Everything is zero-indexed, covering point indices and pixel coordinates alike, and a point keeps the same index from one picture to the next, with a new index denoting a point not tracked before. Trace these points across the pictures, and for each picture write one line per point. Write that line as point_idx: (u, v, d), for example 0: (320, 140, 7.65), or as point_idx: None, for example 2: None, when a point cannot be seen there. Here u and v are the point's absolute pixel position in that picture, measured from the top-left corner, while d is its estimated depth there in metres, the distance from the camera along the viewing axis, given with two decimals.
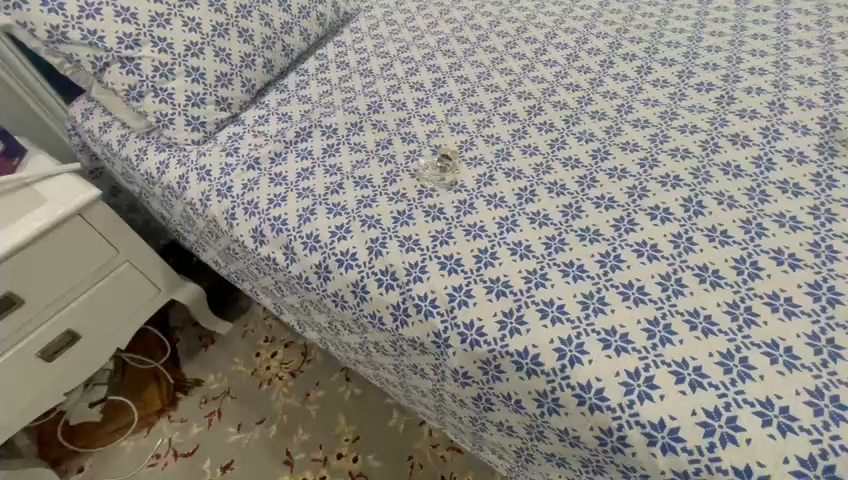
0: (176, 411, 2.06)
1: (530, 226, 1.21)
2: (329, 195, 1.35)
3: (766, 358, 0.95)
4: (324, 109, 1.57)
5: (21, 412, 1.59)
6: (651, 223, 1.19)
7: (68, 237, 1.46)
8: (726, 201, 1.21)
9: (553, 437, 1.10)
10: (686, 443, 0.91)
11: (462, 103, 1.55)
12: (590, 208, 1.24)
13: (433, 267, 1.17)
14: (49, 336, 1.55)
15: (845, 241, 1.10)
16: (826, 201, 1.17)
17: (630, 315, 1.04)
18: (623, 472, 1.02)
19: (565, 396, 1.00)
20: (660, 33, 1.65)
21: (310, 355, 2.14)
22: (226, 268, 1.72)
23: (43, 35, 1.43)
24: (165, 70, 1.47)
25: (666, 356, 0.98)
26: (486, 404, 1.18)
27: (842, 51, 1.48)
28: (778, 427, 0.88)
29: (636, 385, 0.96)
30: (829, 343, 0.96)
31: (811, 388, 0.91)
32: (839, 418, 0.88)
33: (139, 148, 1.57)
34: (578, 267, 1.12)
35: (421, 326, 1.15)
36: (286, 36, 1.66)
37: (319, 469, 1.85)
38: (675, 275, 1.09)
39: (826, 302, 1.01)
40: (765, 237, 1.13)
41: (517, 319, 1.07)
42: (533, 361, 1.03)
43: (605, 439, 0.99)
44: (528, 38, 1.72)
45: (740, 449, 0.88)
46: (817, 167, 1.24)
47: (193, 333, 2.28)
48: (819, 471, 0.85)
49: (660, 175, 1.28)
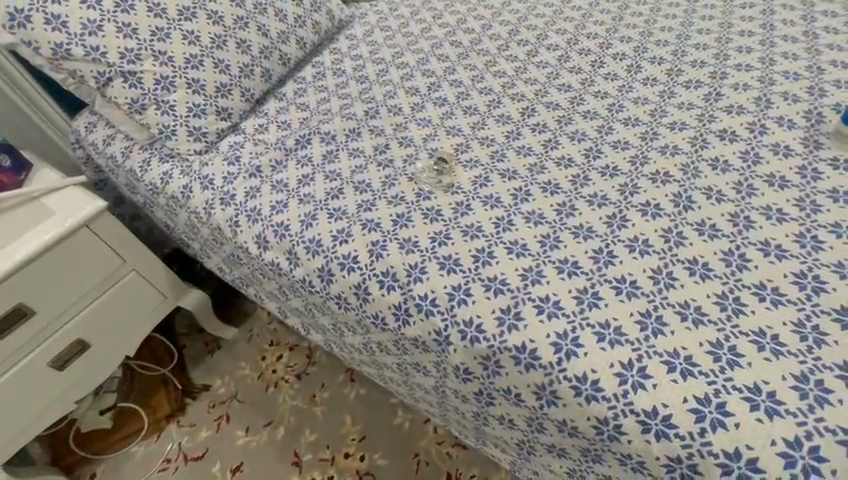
0: (184, 417, 1.94)
1: (526, 225, 1.16)
2: (328, 201, 1.29)
3: (754, 345, 0.92)
4: (322, 116, 1.51)
5: (27, 429, 1.53)
6: (644, 219, 1.13)
7: (71, 248, 1.40)
8: (717, 193, 1.15)
9: (552, 429, 1.04)
10: (678, 429, 0.87)
11: (456, 105, 1.48)
12: (585, 206, 1.18)
13: (434, 267, 1.12)
14: (55, 351, 1.50)
15: (830, 231, 1.05)
16: (812, 193, 1.12)
17: (623, 308, 1.00)
18: (620, 460, 0.96)
19: (561, 388, 0.96)
20: (650, 32, 1.56)
21: (315, 357, 2.02)
22: (238, 280, 1.62)
23: (48, 53, 1.39)
24: (167, 83, 1.43)
25: (658, 345, 0.94)
26: (488, 399, 1.12)
27: (827, 46, 1.40)
28: (766, 411, 0.85)
29: (629, 374, 0.92)
30: (814, 329, 0.92)
31: (796, 374, 0.88)
32: (825, 402, 0.84)
33: (143, 160, 1.51)
34: (573, 264, 1.08)
35: (421, 325, 1.10)
36: (283, 46, 1.61)
37: (327, 469, 1.75)
38: (666, 269, 1.04)
39: (811, 291, 0.97)
40: (752, 229, 1.08)
41: (516, 316, 1.02)
42: (530, 355, 0.99)
43: (602, 428, 0.94)
44: (521, 40, 1.63)
45: (729, 433, 0.85)
46: (802, 160, 1.18)
47: (199, 338, 2.14)
48: (805, 453, 0.81)
49: (652, 171, 1.22)
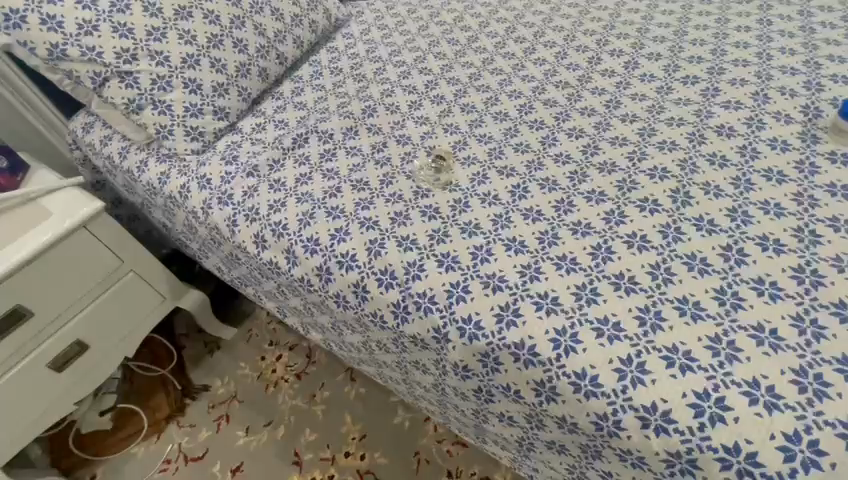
0: (184, 417, 1.95)
1: (524, 222, 1.16)
2: (326, 199, 1.28)
3: (752, 339, 0.92)
4: (319, 115, 1.51)
5: (26, 430, 1.53)
6: (642, 215, 1.13)
7: (69, 248, 1.40)
8: (715, 188, 1.15)
9: (552, 425, 1.04)
10: (678, 424, 0.87)
11: (453, 103, 1.48)
12: (583, 203, 1.17)
13: (433, 264, 1.12)
14: (54, 352, 1.49)
15: (828, 225, 1.05)
16: (809, 188, 1.12)
17: (622, 304, 1.00)
18: (620, 456, 0.96)
19: (560, 384, 0.96)
20: (646, 29, 1.56)
21: (315, 357, 2.02)
22: (238, 280, 1.61)
23: (44, 53, 1.39)
24: (164, 83, 1.42)
25: (657, 340, 0.94)
26: (487, 396, 1.11)
27: (823, 41, 1.40)
28: (765, 406, 0.85)
29: (628, 369, 0.92)
30: (813, 323, 0.92)
31: (795, 368, 0.88)
32: (823, 395, 0.85)
33: (140, 160, 1.51)
34: (571, 260, 1.07)
35: (420, 323, 1.10)
36: (280, 45, 1.60)
37: (328, 468, 1.75)
38: (665, 265, 1.04)
39: (809, 284, 0.97)
40: (750, 224, 1.08)
41: (514, 312, 1.02)
42: (529, 352, 0.98)
43: (601, 424, 0.93)
44: (518, 37, 1.63)
45: (728, 428, 0.85)
46: (799, 155, 1.18)
47: (199, 339, 2.15)
48: (804, 446, 0.82)
49: (650, 167, 1.22)
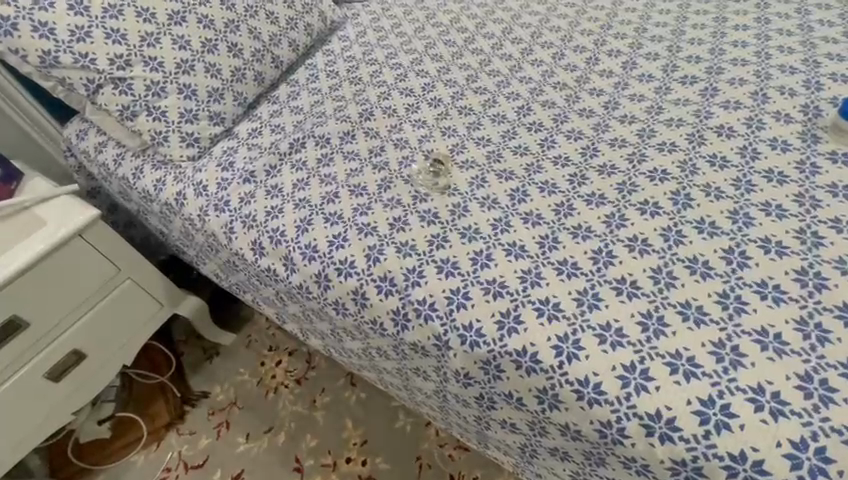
0: (183, 424, 1.93)
1: (524, 227, 1.15)
2: (322, 206, 1.27)
3: (757, 345, 0.92)
4: (316, 119, 1.49)
5: (27, 440, 1.53)
6: (643, 219, 1.12)
7: (65, 257, 1.39)
8: (716, 190, 1.15)
9: (555, 432, 1.03)
10: (683, 432, 0.87)
11: (450, 106, 1.47)
12: (584, 206, 1.17)
13: (434, 271, 1.11)
14: (51, 362, 1.48)
15: (831, 227, 1.05)
16: (810, 189, 1.11)
17: (623, 310, 0.99)
18: (624, 463, 0.96)
19: (562, 391, 0.96)
20: (644, 28, 1.55)
21: (315, 362, 2.01)
22: (236, 288, 1.58)
23: (35, 60, 1.38)
24: (158, 89, 1.41)
25: (659, 347, 0.94)
26: (490, 403, 1.11)
27: (821, 38, 1.40)
28: (771, 413, 0.85)
29: (630, 377, 0.92)
30: (817, 327, 0.92)
31: (801, 374, 0.88)
32: (829, 401, 0.85)
33: (135, 168, 1.50)
34: (572, 265, 1.07)
35: (421, 331, 1.10)
36: (276, 48, 1.58)
37: (329, 474, 1.75)
38: (667, 269, 1.04)
39: (813, 288, 0.97)
40: (752, 226, 1.07)
41: (517, 320, 1.02)
42: (533, 359, 0.98)
43: (605, 431, 0.93)
44: (515, 38, 1.62)
45: (734, 435, 0.85)
46: (800, 154, 1.17)
47: (198, 344, 2.12)
48: (811, 454, 0.82)
49: (649, 170, 1.21)
